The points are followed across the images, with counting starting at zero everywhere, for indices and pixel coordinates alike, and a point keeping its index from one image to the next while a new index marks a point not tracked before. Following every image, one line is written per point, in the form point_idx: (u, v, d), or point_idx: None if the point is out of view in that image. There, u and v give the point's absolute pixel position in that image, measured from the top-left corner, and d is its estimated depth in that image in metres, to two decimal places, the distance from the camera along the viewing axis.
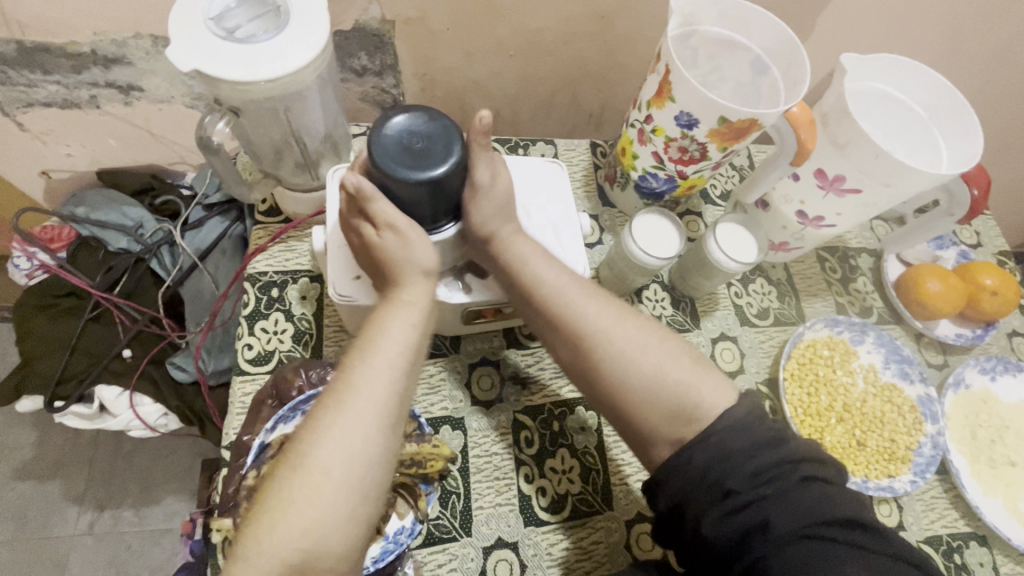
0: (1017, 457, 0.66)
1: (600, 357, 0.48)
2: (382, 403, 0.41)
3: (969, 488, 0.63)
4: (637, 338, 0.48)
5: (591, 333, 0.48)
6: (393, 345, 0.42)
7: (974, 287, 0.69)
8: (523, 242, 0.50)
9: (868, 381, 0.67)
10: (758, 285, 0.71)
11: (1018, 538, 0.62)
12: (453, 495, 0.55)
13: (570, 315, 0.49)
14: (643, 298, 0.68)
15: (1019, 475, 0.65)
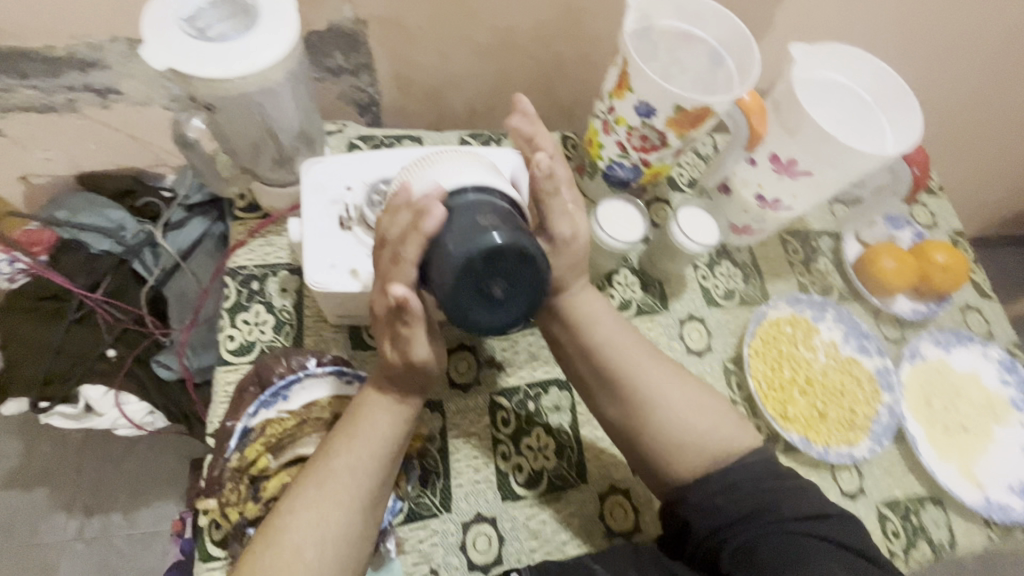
0: (969, 422, 0.70)
1: (652, 415, 0.53)
2: (360, 489, 0.46)
3: (924, 451, 0.67)
4: (687, 398, 0.54)
5: (648, 393, 0.54)
6: (373, 436, 0.48)
7: (926, 264, 0.73)
8: (593, 299, 0.58)
9: (829, 356, 0.70)
10: (724, 268, 0.75)
11: (970, 498, 0.66)
12: (433, 474, 0.57)
13: (629, 374, 0.54)
14: (613, 283, 0.70)
15: (970, 439, 0.69)
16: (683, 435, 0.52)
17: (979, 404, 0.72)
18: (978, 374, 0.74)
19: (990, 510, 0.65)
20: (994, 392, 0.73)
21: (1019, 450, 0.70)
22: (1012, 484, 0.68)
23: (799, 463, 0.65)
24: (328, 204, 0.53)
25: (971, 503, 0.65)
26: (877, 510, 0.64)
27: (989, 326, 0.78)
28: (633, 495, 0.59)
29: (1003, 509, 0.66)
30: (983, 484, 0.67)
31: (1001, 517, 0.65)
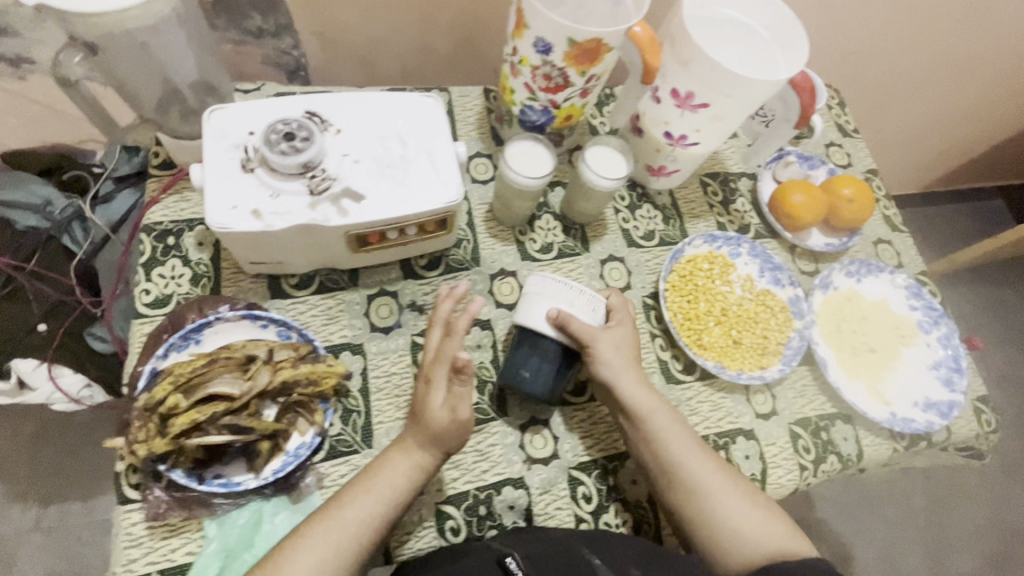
0: (876, 344, 0.74)
1: (706, 509, 0.55)
2: (361, 534, 0.49)
3: (831, 371, 0.70)
4: (739, 493, 0.56)
5: (701, 489, 0.55)
6: (388, 487, 0.51)
7: (834, 198, 0.77)
8: (640, 387, 0.60)
9: (745, 289, 0.73)
10: (644, 210, 0.77)
11: (875, 412, 0.69)
12: (354, 413, 0.59)
13: (686, 468, 0.56)
14: (535, 228, 0.72)
15: (877, 359, 0.73)
16: (722, 529, 0.53)
17: (887, 328, 0.76)
18: (887, 301, 0.78)
19: (895, 422, 0.69)
20: (902, 317, 0.77)
21: (925, 368, 0.74)
22: (917, 399, 0.72)
23: (716, 389, 0.68)
24: (230, 149, 0.53)
25: (875, 416, 0.69)
26: (789, 428, 0.68)
27: (899, 258, 0.83)
28: (552, 424, 0.62)
29: (908, 421, 0.70)
30: (890, 401, 0.71)
31: (905, 428, 0.69)
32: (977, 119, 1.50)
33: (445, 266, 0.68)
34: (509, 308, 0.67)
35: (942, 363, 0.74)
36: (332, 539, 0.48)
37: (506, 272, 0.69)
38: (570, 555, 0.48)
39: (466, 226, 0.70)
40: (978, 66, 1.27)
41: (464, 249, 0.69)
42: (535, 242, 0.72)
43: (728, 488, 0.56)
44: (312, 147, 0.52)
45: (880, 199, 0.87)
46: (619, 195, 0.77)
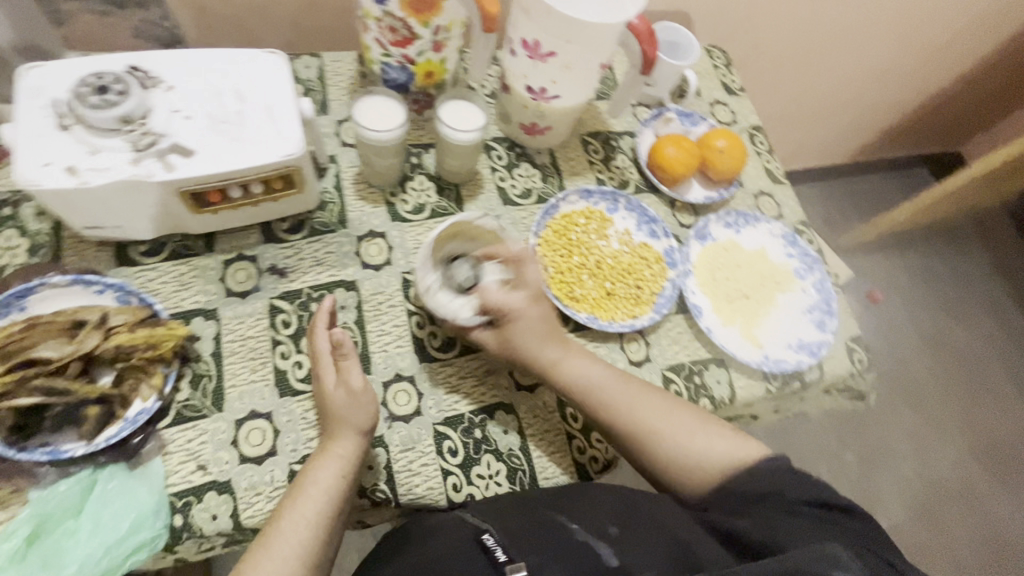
0: (750, 291, 0.76)
1: (658, 438, 0.57)
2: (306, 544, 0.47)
3: (704, 318, 0.72)
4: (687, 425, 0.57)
5: (650, 423, 0.57)
6: (321, 496, 0.50)
7: (708, 151, 0.78)
8: (588, 356, 0.61)
9: (621, 243, 0.74)
10: (522, 169, 0.77)
11: (748, 356, 0.71)
12: (205, 378, 0.57)
13: (625, 410, 0.58)
14: (407, 189, 0.72)
15: (751, 305, 0.75)
16: (673, 455, 0.56)
17: (764, 276, 0.77)
18: (765, 250, 0.80)
19: (767, 364, 0.71)
20: (779, 264, 0.79)
21: (800, 312, 0.76)
22: (791, 341, 0.74)
23: (589, 339, 0.69)
24: (43, 106, 0.51)
25: (747, 359, 0.70)
26: (662, 374, 0.69)
27: (779, 209, 0.85)
28: (418, 381, 0.62)
29: (780, 362, 0.72)
30: (763, 344, 0.73)
31: (776, 369, 0.71)
32: (888, 84, 1.53)
33: (309, 228, 0.67)
34: (376, 269, 0.66)
35: (817, 307, 0.76)
36: (287, 539, 0.47)
37: (374, 233, 0.68)
38: (545, 522, 0.49)
39: (334, 189, 0.69)
40: (879, 31, 1.31)
41: (330, 212, 0.68)
42: (407, 203, 0.71)
43: (676, 415, 0.58)
44: (131, 96, 0.52)
45: (762, 154, 0.89)
46: (497, 155, 0.77)
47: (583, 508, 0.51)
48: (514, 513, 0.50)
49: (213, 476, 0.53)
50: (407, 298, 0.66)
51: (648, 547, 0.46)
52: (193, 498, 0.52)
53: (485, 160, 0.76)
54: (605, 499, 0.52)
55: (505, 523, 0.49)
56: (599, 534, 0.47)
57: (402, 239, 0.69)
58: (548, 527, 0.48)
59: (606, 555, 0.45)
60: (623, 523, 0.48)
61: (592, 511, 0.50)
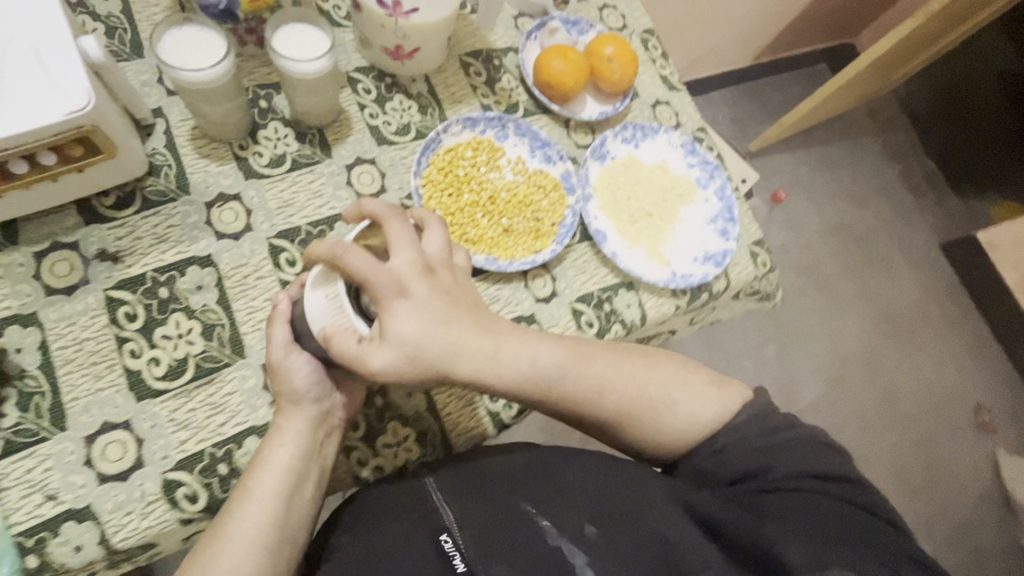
0: (653, 208, 0.73)
1: (660, 417, 0.56)
2: (260, 527, 0.46)
3: (608, 243, 0.69)
4: (700, 410, 0.56)
5: (662, 403, 0.56)
6: (275, 473, 0.48)
7: (597, 60, 0.72)
8: (616, 348, 0.58)
9: (516, 173, 0.69)
10: (396, 102, 0.68)
11: (655, 276, 0.69)
12: (36, 396, 0.48)
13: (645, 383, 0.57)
14: (260, 139, 0.61)
15: (655, 223, 0.72)
16: (658, 429, 0.56)
17: (666, 190, 0.75)
18: (666, 163, 0.76)
19: (674, 281, 0.69)
20: (680, 176, 0.76)
21: (703, 223, 0.75)
22: (696, 254, 0.73)
23: (491, 282, 0.64)
24: None
25: (654, 279, 0.69)
26: (571, 307, 0.66)
27: (677, 118, 0.81)
28: None
29: (686, 277, 0.71)
30: (670, 261, 0.71)
31: (683, 285, 0.70)
32: None
33: (141, 201, 0.56)
34: (234, 238, 0.57)
35: (719, 215, 0.75)
36: (243, 522, 0.46)
37: (226, 196, 0.58)
38: (512, 516, 0.49)
39: (166, 149, 0.58)
40: None
41: (165, 177, 0.57)
42: (262, 155, 0.61)
43: (655, 381, 0.57)
44: None
45: (656, 59, 0.83)
46: (364, 88, 0.67)
47: (552, 496, 0.51)
48: (484, 507, 0.50)
49: (69, 504, 0.46)
50: (278, 265, 0.57)
51: (625, 550, 0.46)
52: (46, 534, 0.45)
53: (349, 95, 0.66)
54: (584, 482, 0.52)
55: (469, 522, 0.48)
56: (575, 536, 0.47)
57: (261, 199, 0.59)
58: (518, 528, 0.48)
59: (579, 566, 0.46)
60: (601, 521, 0.48)
61: (564, 499, 0.50)
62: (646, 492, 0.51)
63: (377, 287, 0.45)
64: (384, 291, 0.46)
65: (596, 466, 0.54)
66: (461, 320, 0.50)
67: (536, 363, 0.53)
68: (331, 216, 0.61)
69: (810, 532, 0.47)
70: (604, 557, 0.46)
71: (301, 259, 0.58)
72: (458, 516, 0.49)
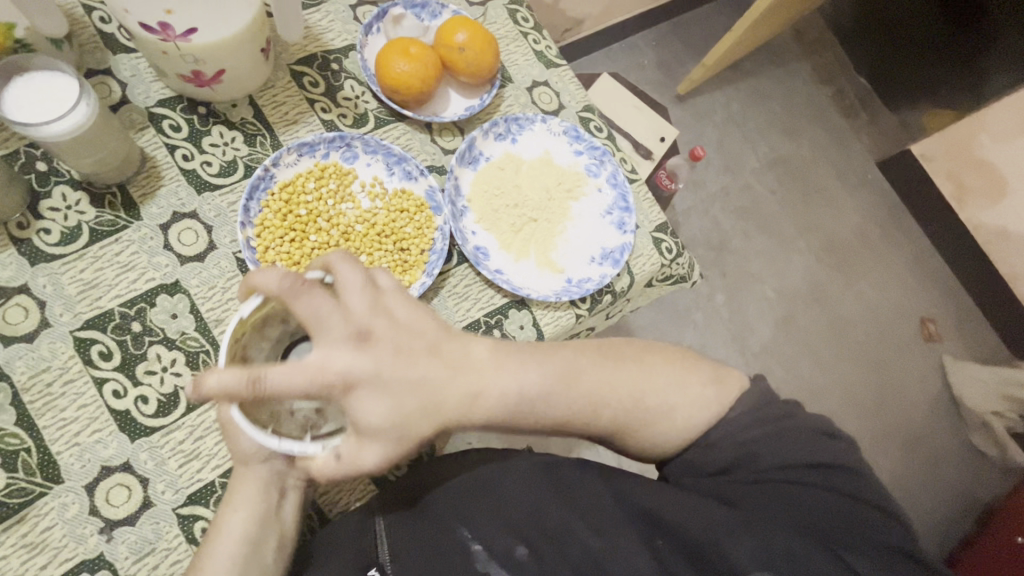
0: (538, 211, 0.66)
1: (658, 420, 0.51)
2: None
3: (488, 263, 0.62)
4: (701, 402, 0.52)
5: (662, 407, 0.51)
6: (233, 543, 0.45)
7: (447, 50, 0.63)
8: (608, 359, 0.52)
9: (372, 198, 0.60)
10: (214, 135, 0.58)
11: (547, 290, 0.63)
12: None
13: (643, 387, 0.51)
14: (44, 212, 0.51)
15: (542, 228, 0.65)
16: (661, 436, 0.51)
17: (555, 186, 0.67)
18: (549, 155, 0.69)
19: (569, 291, 0.63)
20: (567, 167, 0.69)
21: (599, 218, 0.67)
22: (593, 253, 0.66)
23: None
24: None
25: (546, 295, 0.62)
26: None
27: (559, 98, 0.72)
28: (137, 466, 0.48)
29: (583, 284, 0.64)
30: (564, 268, 0.64)
31: (580, 293, 0.63)
32: None
33: None
34: (28, 339, 0.48)
35: (615, 205, 0.68)
36: None
37: (9, 290, 0.49)
38: (446, 546, 0.47)
39: None
40: None
41: None
42: (50, 232, 0.51)
43: (654, 384, 0.52)
44: None
45: (528, 33, 0.74)
46: (171, 126, 0.56)
47: (486, 513, 0.48)
48: (413, 542, 0.47)
49: None
50: (89, 362, 0.49)
51: (548, 573, 0.45)
52: None
53: (153, 137, 0.56)
54: (518, 495, 0.49)
55: (402, 560, 0.46)
56: (505, 560, 0.46)
57: (55, 285, 0.50)
58: (450, 557, 0.46)
59: None
60: (532, 542, 0.47)
61: (496, 518, 0.48)
62: (581, 501, 0.49)
63: (319, 395, 0.38)
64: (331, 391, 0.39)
65: (536, 474, 0.50)
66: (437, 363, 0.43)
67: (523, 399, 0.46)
68: (150, 290, 0.52)
69: (769, 532, 0.45)
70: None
71: (118, 350, 0.50)
72: (390, 550, 0.47)
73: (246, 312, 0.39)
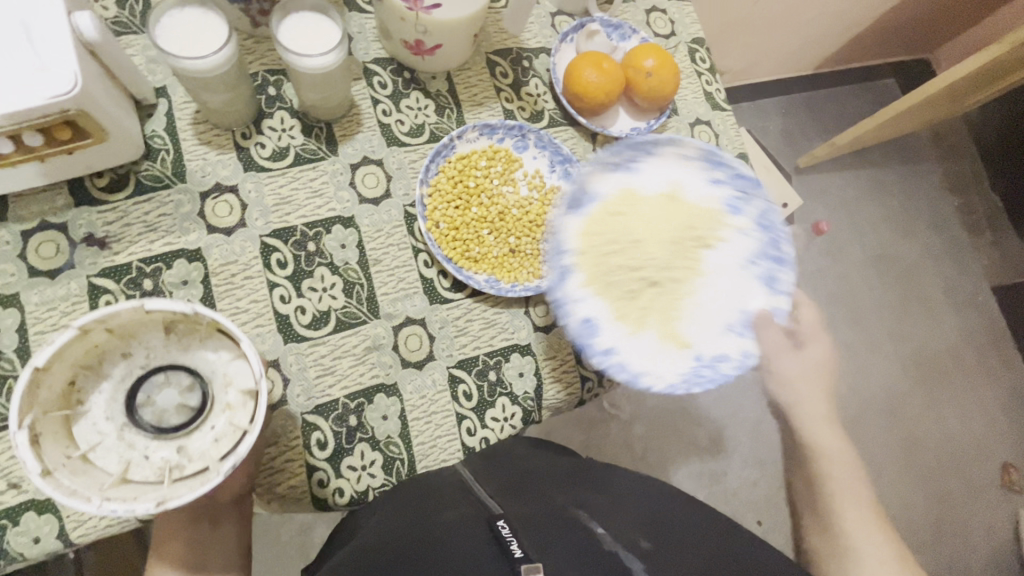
0: (660, 276, 0.58)
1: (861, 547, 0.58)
2: None
3: (599, 341, 0.54)
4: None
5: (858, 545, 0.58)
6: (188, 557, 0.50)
7: (634, 72, 0.66)
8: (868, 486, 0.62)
9: (531, 188, 0.64)
10: (412, 99, 0.64)
11: (658, 379, 0.55)
12: (10, 379, 0.48)
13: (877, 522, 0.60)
14: (263, 129, 0.58)
15: (660, 295, 0.58)
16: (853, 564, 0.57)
17: (681, 227, 0.59)
18: (676, 187, 0.61)
19: (699, 372, 0.55)
20: (698, 204, 0.61)
21: (738, 292, 0.59)
22: (731, 324, 0.58)
23: (490, 303, 0.60)
24: None
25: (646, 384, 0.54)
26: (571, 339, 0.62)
27: (717, 140, 0.75)
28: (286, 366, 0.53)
29: (716, 363, 0.56)
30: (690, 342, 0.57)
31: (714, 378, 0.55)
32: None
33: (134, 185, 0.54)
34: (227, 232, 0.55)
35: (761, 253, 0.59)
36: None
37: (222, 187, 0.56)
38: (563, 516, 0.49)
39: (165, 132, 0.56)
40: None
41: (161, 162, 0.55)
42: (264, 147, 0.58)
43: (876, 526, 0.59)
44: None
45: (702, 73, 0.77)
46: (379, 82, 0.63)
47: (604, 509, 0.51)
48: (540, 510, 0.50)
49: (31, 494, 0.46)
50: (268, 266, 0.55)
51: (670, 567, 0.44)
52: (6, 521, 0.45)
53: (363, 88, 0.62)
54: (636, 508, 0.53)
55: (526, 517, 0.48)
56: (627, 545, 0.46)
57: (258, 193, 0.57)
58: (573, 529, 0.47)
59: (636, 569, 0.43)
60: (653, 539, 0.47)
61: (619, 517, 0.50)
62: (688, 527, 0.51)
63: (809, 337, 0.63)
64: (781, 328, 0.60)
65: (644, 503, 0.55)
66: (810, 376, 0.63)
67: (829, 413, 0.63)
68: (329, 218, 0.58)
69: None
70: (659, 562, 0.44)
71: (292, 262, 0.56)
72: (512, 508, 0.50)
73: (41, 360, 0.39)
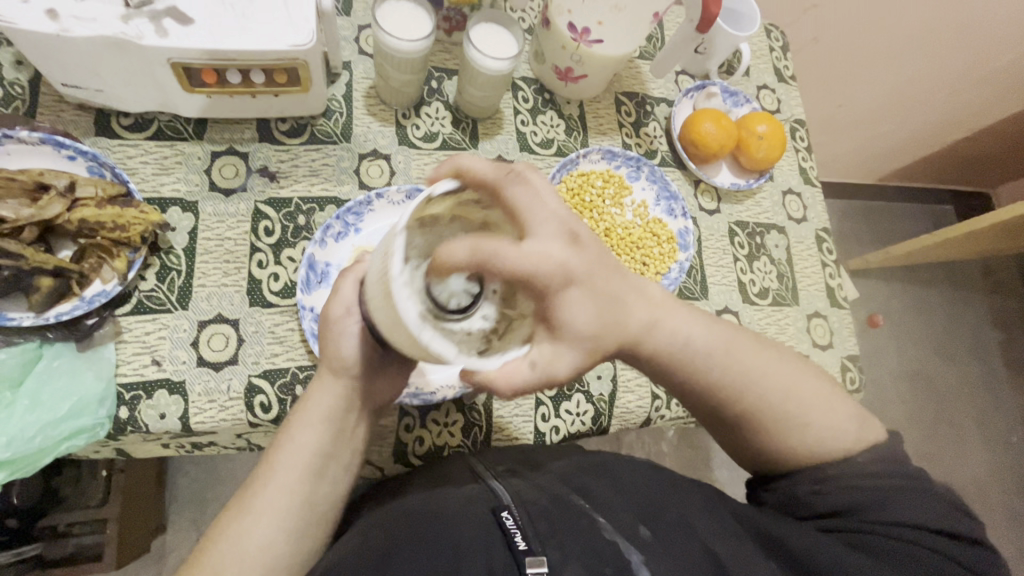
0: None
1: (772, 417, 0.46)
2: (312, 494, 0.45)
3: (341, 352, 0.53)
4: (838, 424, 0.46)
5: (797, 421, 0.45)
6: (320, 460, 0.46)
7: (747, 134, 0.73)
8: (745, 354, 0.46)
9: (635, 214, 0.70)
10: (547, 117, 0.72)
11: (448, 389, 0.56)
12: (173, 272, 0.54)
13: (748, 402, 0.46)
14: (421, 113, 0.66)
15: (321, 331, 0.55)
16: (803, 427, 0.45)
17: None
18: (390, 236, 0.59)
19: None
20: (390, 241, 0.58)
21: None
22: None
23: None
24: None
25: None
26: None
27: (805, 211, 0.80)
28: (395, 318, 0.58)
29: None
30: None
31: None
32: (952, 126, 1.43)
33: (309, 135, 0.62)
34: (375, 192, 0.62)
35: None
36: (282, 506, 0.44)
37: (378, 153, 0.63)
38: (565, 505, 0.43)
39: (342, 98, 0.64)
40: (949, 79, 1.22)
41: (335, 122, 0.63)
42: (419, 128, 0.66)
43: (793, 394, 0.46)
44: None
45: (799, 150, 0.84)
46: (523, 97, 0.71)
47: (609, 494, 0.45)
48: (542, 494, 0.44)
49: (167, 374, 0.51)
50: None
51: (677, 558, 0.38)
52: (141, 393, 0.50)
53: (509, 99, 0.71)
54: (642, 488, 0.46)
55: (529, 506, 0.42)
56: (628, 533, 0.40)
57: (406, 165, 0.64)
58: (573, 520, 0.41)
59: (635, 564, 0.38)
60: (655, 525, 0.41)
61: (619, 499, 0.44)
62: (701, 503, 0.44)
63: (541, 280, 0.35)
64: (550, 283, 0.36)
65: (656, 478, 0.48)
66: (623, 288, 0.42)
67: (688, 351, 0.45)
68: None
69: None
70: (663, 561, 0.38)
71: None
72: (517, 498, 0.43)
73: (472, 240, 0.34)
